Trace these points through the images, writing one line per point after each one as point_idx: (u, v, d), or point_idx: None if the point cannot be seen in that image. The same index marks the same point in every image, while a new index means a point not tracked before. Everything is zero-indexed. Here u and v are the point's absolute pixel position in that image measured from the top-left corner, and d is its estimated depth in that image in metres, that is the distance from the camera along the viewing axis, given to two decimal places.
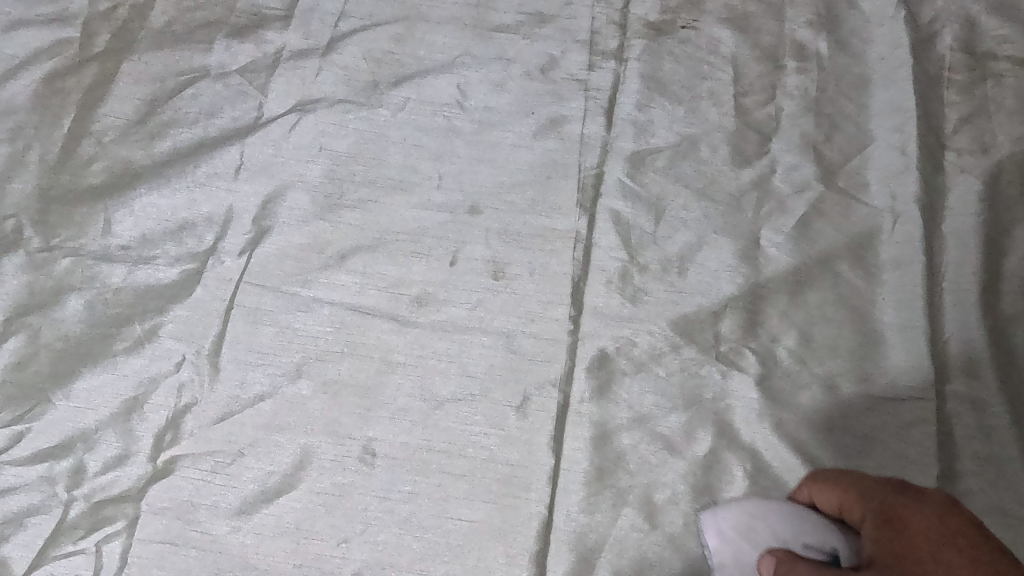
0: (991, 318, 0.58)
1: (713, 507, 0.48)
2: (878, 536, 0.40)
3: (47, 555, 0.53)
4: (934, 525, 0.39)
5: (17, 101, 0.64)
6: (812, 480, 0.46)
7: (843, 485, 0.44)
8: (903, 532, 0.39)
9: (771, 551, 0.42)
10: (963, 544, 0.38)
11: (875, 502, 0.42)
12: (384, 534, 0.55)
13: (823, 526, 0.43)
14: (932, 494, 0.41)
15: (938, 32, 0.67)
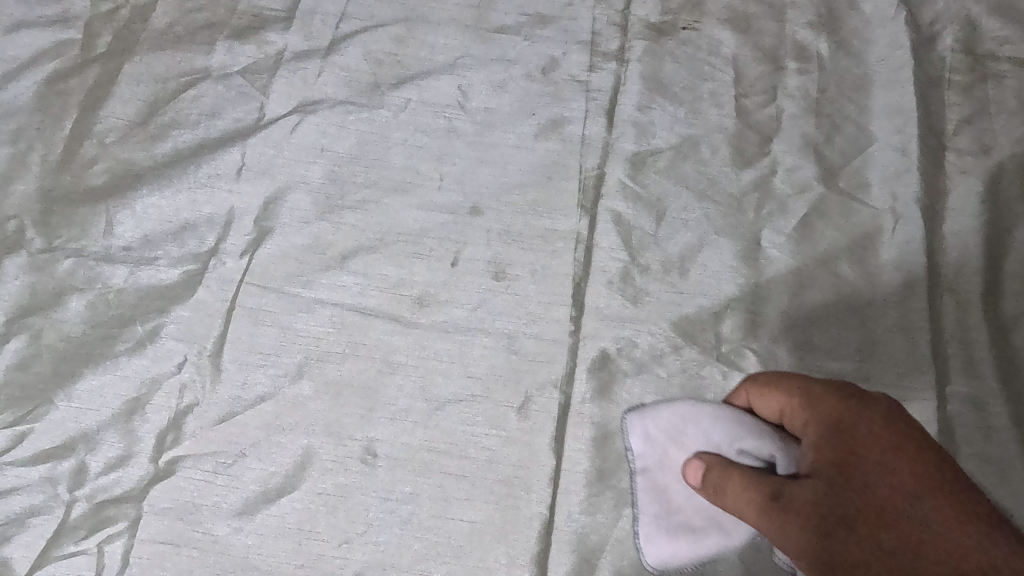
0: (991, 319, 0.58)
1: (643, 407, 0.54)
2: (823, 446, 0.42)
3: (49, 555, 0.53)
4: (877, 436, 0.40)
5: (18, 102, 0.64)
6: (757, 384, 0.48)
7: (785, 389, 0.46)
8: (849, 445, 0.41)
9: (701, 457, 0.47)
10: (907, 452, 0.39)
11: (822, 410, 0.43)
12: (386, 535, 0.55)
13: (758, 431, 0.47)
14: (881, 401, 0.42)
15: (939, 33, 0.67)
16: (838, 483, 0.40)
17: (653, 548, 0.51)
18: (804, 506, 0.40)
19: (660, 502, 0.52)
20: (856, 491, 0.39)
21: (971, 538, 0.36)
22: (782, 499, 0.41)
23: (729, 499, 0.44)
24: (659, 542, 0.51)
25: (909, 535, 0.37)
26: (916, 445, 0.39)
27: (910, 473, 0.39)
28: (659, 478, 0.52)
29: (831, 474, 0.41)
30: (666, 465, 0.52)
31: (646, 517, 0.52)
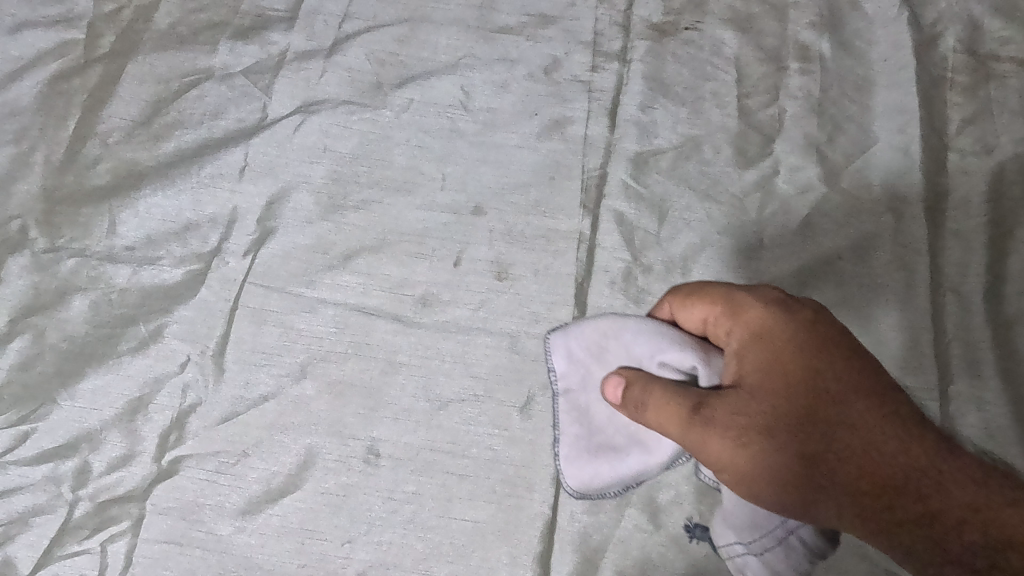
0: (993, 319, 0.59)
1: (564, 326, 0.51)
2: (748, 355, 0.43)
3: (53, 554, 0.54)
4: (801, 344, 0.42)
5: (22, 102, 0.64)
6: (679, 295, 0.47)
7: (709, 299, 0.45)
8: (774, 355, 0.42)
9: (623, 372, 0.45)
10: (827, 357, 0.42)
11: (747, 319, 0.43)
12: (389, 534, 0.55)
13: (681, 340, 0.45)
14: (802, 308, 0.43)
15: (941, 33, 0.67)
16: (763, 392, 0.41)
17: (572, 472, 0.49)
18: (728, 416, 0.41)
19: (581, 424, 0.49)
20: (778, 399, 0.41)
21: (880, 434, 0.40)
22: (708, 412, 0.41)
23: (654, 414, 0.42)
24: (578, 465, 0.49)
25: (829, 441, 0.40)
26: (834, 352, 0.42)
27: (830, 380, 0.41)
28: (580, 399, 0.50)
29: (754, 382, 0.42)
30: (586, 385, 0.49)
31: (566, 440, 0.50)
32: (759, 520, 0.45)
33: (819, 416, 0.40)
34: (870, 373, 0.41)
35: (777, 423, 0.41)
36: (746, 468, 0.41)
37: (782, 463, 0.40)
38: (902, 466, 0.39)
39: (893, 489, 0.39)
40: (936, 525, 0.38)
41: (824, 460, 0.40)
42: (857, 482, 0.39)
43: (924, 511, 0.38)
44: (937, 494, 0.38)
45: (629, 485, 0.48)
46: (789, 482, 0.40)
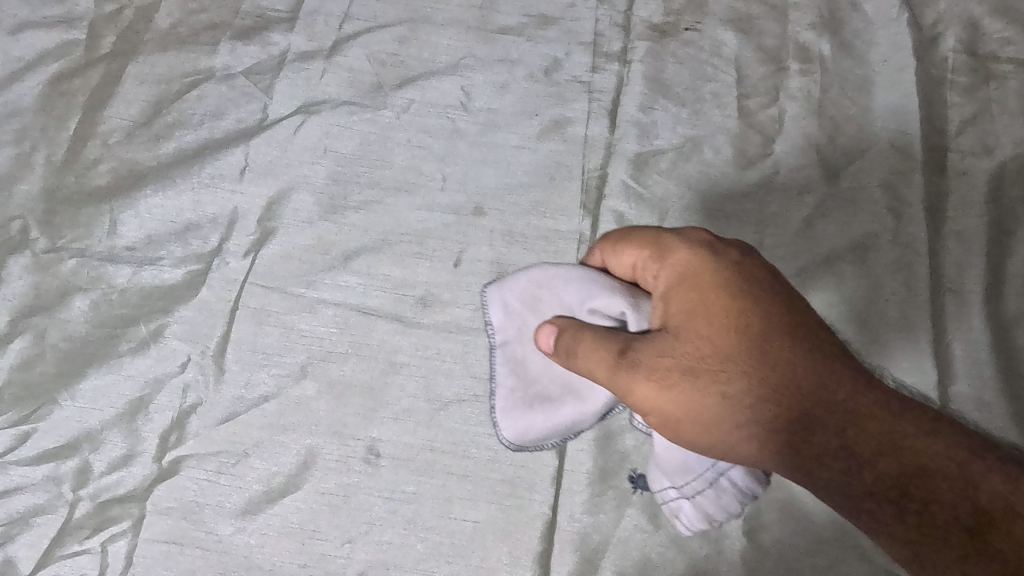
0: (992, 320, 0.59)
1: (500, 280, 0.54)
2: (674, 298, 0.44)
3: (53, 554, 0.54)
4: (726, 283, 0.43)
5: (23, 102, 0.64)
6: (610, 242, 0.48)
7: (638, 245, 0.47)
8: (700, 297, 0.43)
9: (553, 321, 0.47)
10: (751, 296, 0.43)
11: (673, 263, 0.45)
12: (389, 534, 0.55)
13: (607, 287, 0.47)
14: (727, 251, 0.45)
15: (941, 33, 0.66)
16: (690, 335, 0.43)
17: (510, 422, 0.53)
18: (653, 358, 0.42)
19: (517, 375, 0.53)
20: (704, 341, 0.42)
21: (800, 369, 0.41)
22: (635, 356, 0.43)
23: (582, 360, 0.44)
24: (514, 414, 0.53)
25: (755, 381, 0.41)
26: (758, 292, 0.43)
27: (755, 321, 0.42)
28: (517, 351, 0.53)
29: (680, 325, 0.43)
30: (522, 336, 0.53)
31: (503, 391, 0.53)
32: (690, 462, 0.45)
33: (744, 356, 0.42)
34: (792, 312, 0.43)
35: (702, 364, 0.42)
36: (672, 409, 0.42)
37: (707, 404, 0.41)
38: (821, 402, 0.41)
39: (814, 425, 0.41)
40: (857, 458, 0.40)
41: (748, 399, 0.41)
42: (781, 420, 0.41)
43: (841, 444, 0.40)
44: (855, 429, 0.41)
45: (559, 431, 0.51)
46: (715, 422, 0.41)
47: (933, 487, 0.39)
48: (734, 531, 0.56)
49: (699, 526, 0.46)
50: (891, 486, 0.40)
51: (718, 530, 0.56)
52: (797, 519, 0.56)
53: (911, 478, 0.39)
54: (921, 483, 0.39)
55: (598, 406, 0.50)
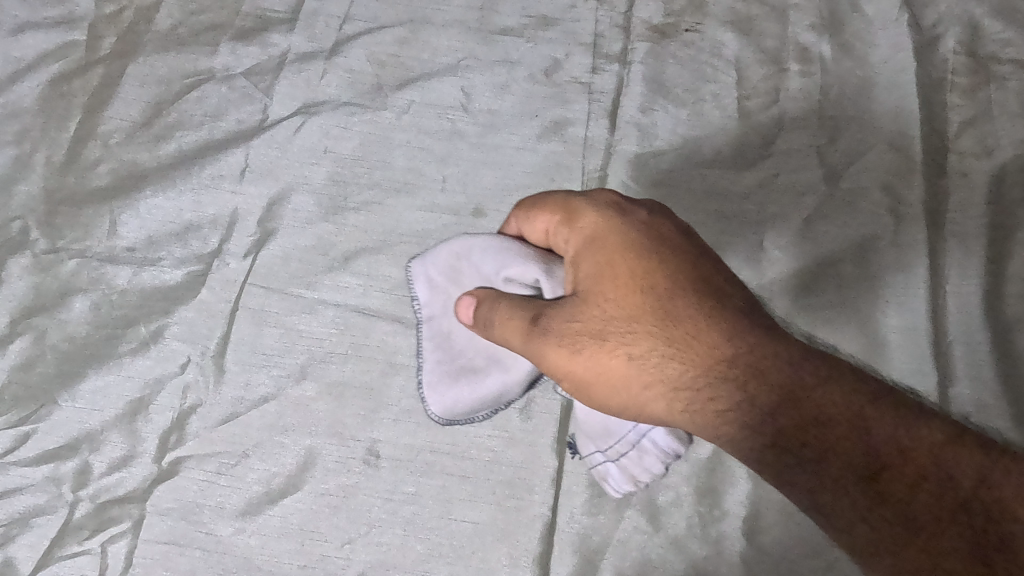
0: (992, 321, 0.59)
1: (422, 254, 0.54)
2: (584, 263, 0.45)
3: (53, 555, 0.54)
4: (631, 246, 0.45)
5: (24, 103, 0.64)
6: (523, 208, 0.49)
7: (549, 211, 0.48)
8: (607, 260, 0.44)
9: (473, 292, 0.48)
10: (654, 257, 0.44)
11: (582, 228, 0.46)
12: (389, 535, 0.55)
13: (521, 254, 0.48)
14: (634, 214, 0.46)
15: (941, 34, 0.66)
16: (600, 300, 0.44)
17: (436, 398, 0.52)
18: (564, 323, 0.44)
19: (442, 349, 0.53)
20: (612, 304, 0.43)
21: (702, 326, 0.42)
22: (547, 323, 0.44)
23: (499, 328, 0.46)
24: (441, 389, 0.52)
25: (661, 341, 0.43)
26: (663, 253, 0.44)
27: (660, 280, 0.44)
28: (442, 324, 0.53)
29: (590, 289, 0.44)
30: (445, 309, 0.53)
31: (430, 366, 0.53)
32: (611, 427, 0.49)
33: (650, 316, 0.43)
34: (695, 270, 0.44)
35: (611, 327, 0.43)
36: (585, 372, 0.44)
37: (616, 365, 0.43)
38: (724, 356, 0.41)
39: (718, 380, 0.41)
40: (759, 407, 0.40)
41: (654, 358, 0.43)
42: (684, 376, 0.42)
43: (745, 397, 0.41)
44: (757, 383, 0.41)
45: (486, 403, 0.52)
46: (623, 382, 0.43)
47: (833, 435, 0.39)
48: (733, 532, 0.56)
49: (625, 486, 0.51)
50: (794, 436, 0.39)
51: (718, 532, 0.56)
52: (797, 521, 0.56)
53: (812, 427, 0.39)
54: (819, 432, 0.39)
55: (522, 376, 0.50)
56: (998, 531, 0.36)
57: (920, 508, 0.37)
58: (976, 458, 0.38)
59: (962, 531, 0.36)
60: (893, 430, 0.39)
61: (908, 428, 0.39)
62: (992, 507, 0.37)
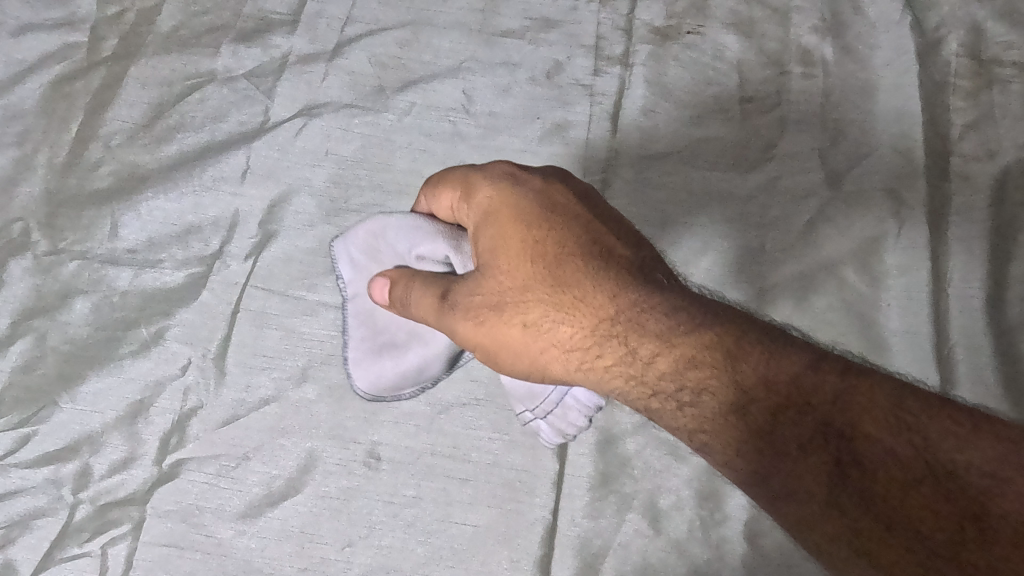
0: (995, 324, 0.58)
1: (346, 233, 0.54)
2: (482, 236, 0.45)
3: (53, 557, 0.54)
4: (524, 212, 0.44)
5: (25, 104, 0.64)
6: (430, 187, 0.49)
7: (451, 188, 0.48)
8: (503, 230, 0.44)
9: (385, 274, 0.49)
10: (545, 222, 0.44)
11: (479, 201, 0.46)
12: (389, 538, 0.55)
13: (429, 233, 0.48)
14: (528, 181, 0.46)
15: (944, 37, 0.66)
16: (496, 270, 0.44)
17: (359, 375, 0.53)
18: (464, 296, 0.44)
19: (366, 326, 0.53)
20: (506, 273, 0.44)
21: (589, 286, 0.42)
22: (452, 299, 0.45)
23: (412, 307, 0.47)
24: (364, 366, 0.53)
25: (553, 305, 0.43)
26: (557, 219, 0.44)
27: (551, 245, 0.44)
28: (364, 302, 0.53)
29: (486, 259, 0.44)
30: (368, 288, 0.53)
31: (354, 343, 0.54)
32: (535, 390, 0.49)
33: (541, 282, 0.43)
34: (586, 230, 0.44)
35: (506, 295, 0.43)
36: (487, 341, 0.44)
37: (513, 333, 0.43)
38: (610, 313, 0.41)
39: (604, 337, 0.41)
40: (639, 357, 0.40)
41: (547, 323, 0.43)
42: (575, 337, 0.42)
43: (626, 350, 0.40)
44: (636, 335, 0.40)
45: (409, 378, 0.52)
46: (522, 348, 0.44)
47: (703, 377, 0.37)
48: (735, 536, 0.56)
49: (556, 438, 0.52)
50: (670, 382, 0.38)
51: (719, 535, 0.56)
52: None
53: (685, 372, 0.38)
54: (693, 374, 0.38)
55: (441, 353, 0.51)
56: (877, 461, 0.32)
57: (791, 444, 0.34)
58: (852, 389, 0.34)
59: (838, 464, 0.33)
60: (761, 368, 0.36)
61: (780, 363, 0.36)
62: (869, 436, 0.33)
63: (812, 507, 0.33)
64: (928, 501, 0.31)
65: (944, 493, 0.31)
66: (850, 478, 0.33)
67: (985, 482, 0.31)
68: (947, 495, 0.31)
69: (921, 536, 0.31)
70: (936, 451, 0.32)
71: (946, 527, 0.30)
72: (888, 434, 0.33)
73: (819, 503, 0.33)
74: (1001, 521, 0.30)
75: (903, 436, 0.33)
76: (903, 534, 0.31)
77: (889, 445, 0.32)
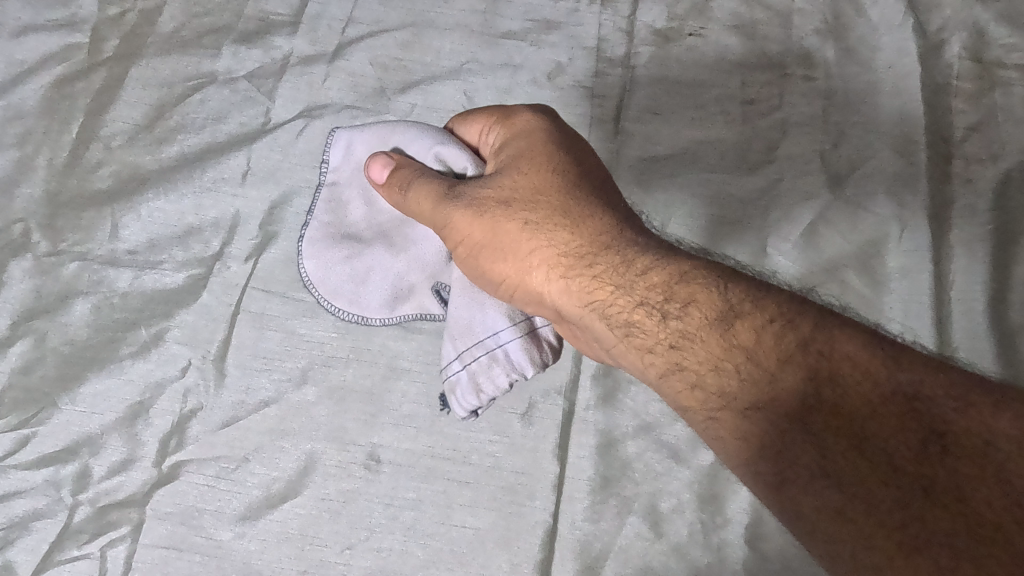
0: (997, 328, 0.59)
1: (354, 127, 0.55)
2: (507, 151, 0.47)
3: (52, 559, 0.54)
4: (548, 141, 0.47)
5: (26, 105, 0.64)
6: (461, 114, 0.51)
7: (488, 112, 0.50)
8: (530, 147, 0.46)
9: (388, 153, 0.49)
10: (569, 152, 0.47)
11: (512, 123, 0.48)
12: (390, 541, 0.55)
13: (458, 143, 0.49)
14: (563, 123, 0.49)
15: (946, 39, 0.66)
16: (512, 176, 0.45)
17: (310, 256, 0.54)
18: (472, 193, 0.45)
19: (333, 214, 0.54)
20: (523, 180, 0.45)
21: (597, 211, 0.45)
22: (459, 190, 0.45)
23: (410, 193, 0.46)
24: (318, 249, 0.54)
25: (558, 218, 0.44)
26: (581, 156, 0.47)
27: (569, 171, 0.46)
28: (341, 193, 0.54)
29: (506, 168, 0.46)
30: (354, 181, 0.54)
31: (316, 225, 0.54)
32: (473, 327, 0.47)
33: (552, 196, 0.45)
34: (601, 174, 0.47)
35: (517, 198, 0.45)
36: (481, 235, 0.44)
37: (510, 234, 0.44)
38: (613, 235, 0.44)
39: (602, 253, 0.43)
40: (635, 273, 0.42)
41: (548, 232, 0.44)
42: (571, 250, 0.44)
43: (621, 264, 0.43)
44: (635, 256, 0.43)
45: (352, 276, 0.53)
46: (513, 251, 0.44)
47: (697, 295, 0.40)
48: (737, 539, 0.55)
49: (471, 400, 0.48)
50: (660, 297, 0.41)
51: (721, 539, 0.55)
52: None
53: (677, 289, 0.41)
54: (686, 291, 0.40)
55: (387, 279, 0.52)
56: (852, 380, 0.35)
57: (772, 359, 0.37)
58: (837, 321, 0.38)
59: (815, 379, 0.36)
60: (754, 295, 0.39)
61: (770, 293, 0.39)
62: (848, 358, 0.36)
63: (783, 420, 0.36)
64: (894, 420, 0.34)
65: (911, 415, 0.34)
66: (824, 397, 0.36)
67: (950, 404, 0.34)
68: (915, 416, 0.34)
69: (885, 450, 0.34)
70: (908, 374, 0.35)
71: (909, 442, 0.33)
72: (866, 358, 0.36)
73: (789, 417, 0.36)
74: (959, 437, 0.33)
75: (880, 362, 0.35)
76: (869, 448, 0.34)
77: (868, 369, 0.35)
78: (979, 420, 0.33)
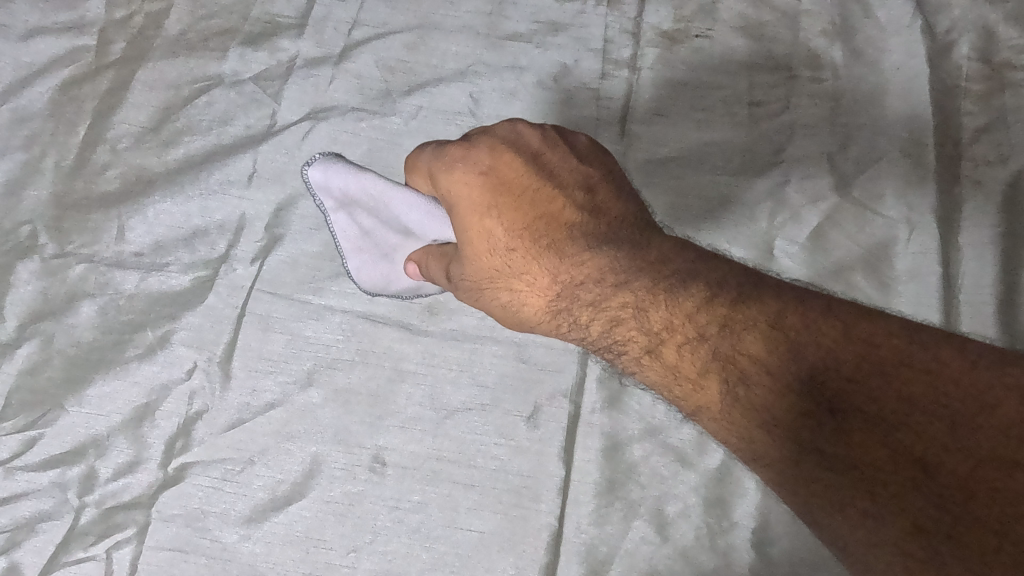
0: (1006, 332, 0.59)
1: (314, 163, 0.55)
2: (452, 219, 0.47)
3: (59, 561, 0.54)
4: (473, 193, 0.45)
5: (34, 107, 0.64)
6: (405, 165, 0.50)
7: (422, 172, 0.49)
8: (464, 218, 0.46)
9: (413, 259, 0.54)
10: (493, 204, 0.45)
11: (440, 189, 0.47)
12: (394, 543, 0.55)
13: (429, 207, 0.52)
14: (477, 158, 0.45)
15: (955, 41, 0.65)
16: (467, 253, 0.47)
17: (371, 291, 0.58)
18: (456, 275, 0.49)
19: (363, 250, 0.56)
20: (474, 253, 0.47)
21: (540, 258, 0.46)
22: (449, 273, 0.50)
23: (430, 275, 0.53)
24: (374, 285, 0.57)
25: (514, 276, 0.47)
26: (501, 195, 0.45)
27: (500, 220, 0.46)
28: (351, 228, 0.56)
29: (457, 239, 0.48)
30: (352, 217, 0.55)
31: (356, 265, 0.57)
32: None
33: (501, 253, 0.46)
34: (531, 201, 0.46)
35: (481, 273, 0.47)
36: (479, 305, 0.50)
37: (493, 304, 0.49)
38: (557, 278, 0.45)
39: (557, 305, 0.46)
40: (581, 313, 0.45)
41: (515, 289, 0.47)
42: (536, 301, 0.47)
43: (574, 314, 0.45)
44: (574, 293, 0.45)
45: (412, 292, 0.58)
46: (499, 310, 0.49)
47: (631, 329, 0.42)
48: (743, 543, 0.55)
49: (547, 350, 0.59)
50: (610, 340, 0.43)
51: (726, 543, 0.55)
52: (807, 532, 0.56)
53: (615, 329, 0.43)
54: (620, 328, 0.43)
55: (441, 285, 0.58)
56: (757, 378, 0.36)
57: (694, 375, 0.39)
58: (740, 315, 0.38)
59: (729, 382, 0.37)
60: (670, 311, 0.40)
61: (681, 302, 0.40)
62: (749, 354, 0.36)
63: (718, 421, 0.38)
64: (810, 415, 0.33)
65: (813, 403, 0.34)
66: (741, 396, 0.37)
67: (840, 382, 0.33)
68: (822, 408, 0.33)
69: (812, 444, 0.33)
70: (806, 356, 0.34)
71: (821, 432, 0.33)
72: (766, 354, 0.36)
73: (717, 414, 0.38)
74: (849, 413, 0.32)
75: (777, 352, 0.36)
76: (798, 441, 0.34)
77: (770, 366, 0.36)
78: (870, 394, 0.32)
